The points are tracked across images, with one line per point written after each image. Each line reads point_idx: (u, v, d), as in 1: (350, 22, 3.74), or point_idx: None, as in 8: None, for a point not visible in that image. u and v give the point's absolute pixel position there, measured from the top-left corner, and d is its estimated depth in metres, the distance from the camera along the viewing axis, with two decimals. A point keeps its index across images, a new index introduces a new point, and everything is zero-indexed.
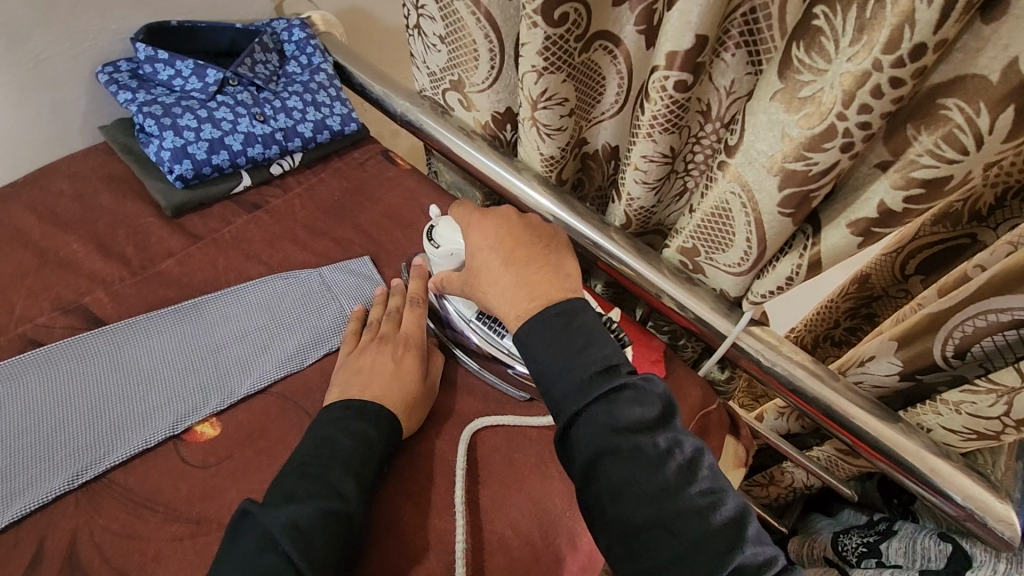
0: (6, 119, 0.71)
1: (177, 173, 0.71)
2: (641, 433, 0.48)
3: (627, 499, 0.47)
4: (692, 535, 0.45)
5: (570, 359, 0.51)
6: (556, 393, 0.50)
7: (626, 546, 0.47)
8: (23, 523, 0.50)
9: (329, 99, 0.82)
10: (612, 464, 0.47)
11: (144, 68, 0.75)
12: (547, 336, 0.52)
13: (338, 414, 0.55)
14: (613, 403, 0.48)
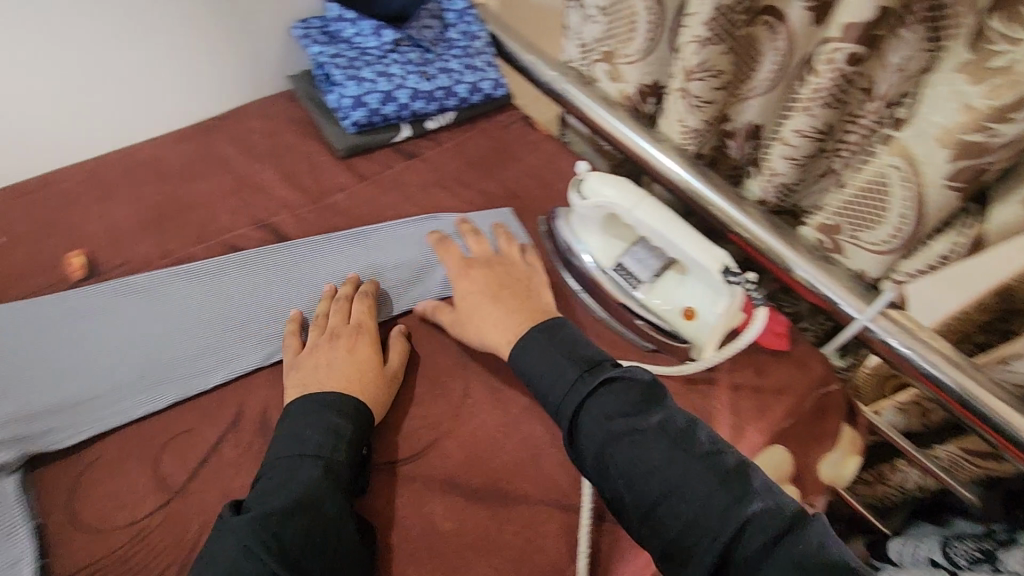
0: (219, 64, 0.84)
1: (353, 119, 0.81)
2: (635, 416, 0.52)
3: (637, 478, 0.50)
4: (700, 492, 0.48)
5: (560, 365, 0.56)
6: (555, 396, 0.55)
7: (644, 520, 0.49)
8: (228, 387, 0.61)
9: (484, 64, 0.89)
10: (615, 451, 0.51)
11: (332, 26, 0.84)
12: (537, 347, 0.58)
13: (308, 406, 0.54)
14: (603, 398, 0.53)
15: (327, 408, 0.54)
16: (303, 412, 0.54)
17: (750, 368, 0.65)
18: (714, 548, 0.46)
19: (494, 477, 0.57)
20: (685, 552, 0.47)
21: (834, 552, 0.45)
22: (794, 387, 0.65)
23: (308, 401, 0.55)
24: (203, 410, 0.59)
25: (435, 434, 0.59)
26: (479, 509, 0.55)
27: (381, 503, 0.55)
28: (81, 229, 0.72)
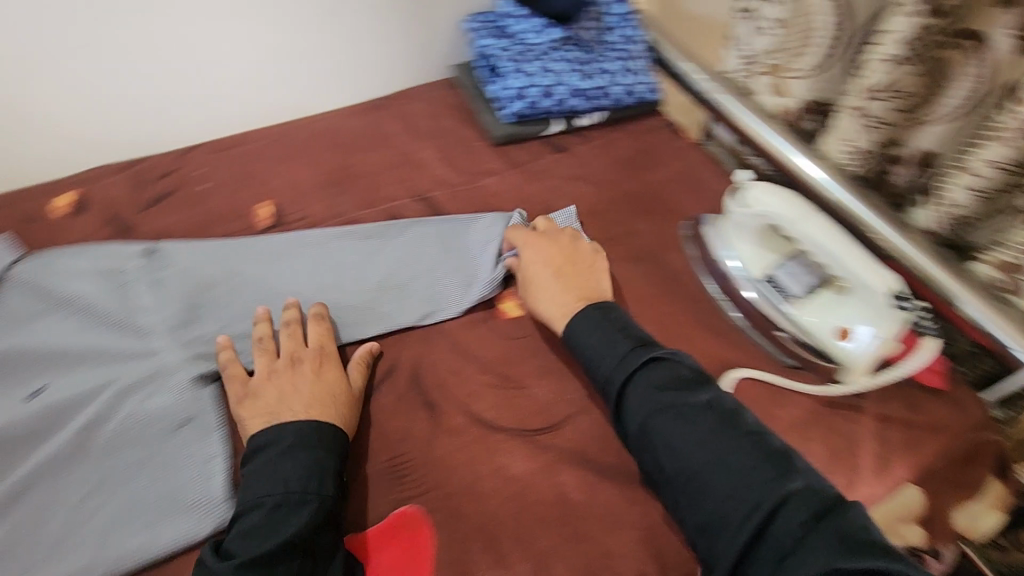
0: (396, 48, 0.92)
1: (512, 109, 0.85)
2: (683, 392, 0.54)
3: (680, 449, 0.51)
4: (746, 463, 0.50)
5: (611, 338, 0.58)
6: (606, 367, 0.57)
7: (683, 490, 0.50)
8: (385, 340, 0.67)
9: (640, 69, 0.91)
10: (661, 422, 0.53)
11: (503, 21, 0.89)
12: (592, 320, 0.60)
13: (287, 435, 0.53)
14: (652, 373, 0.55)
15: (309, 439, 0.53)
16: (283, 441, 0.53)
17: (900, 400, 0.63)
18: (750, 521, 0.46)
19: (626, 460, 0.59)
20: (720, 525, 0.48)
21: (876, 536, 0.45)
22: (948, 426, 0.61)
23: (286, 429, 0.54)
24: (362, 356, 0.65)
25: (571, 411, 0.61)
26: (609, 488, 0.57)
27: (517, 465, 0.57)
28: (268, 181, 0.81)
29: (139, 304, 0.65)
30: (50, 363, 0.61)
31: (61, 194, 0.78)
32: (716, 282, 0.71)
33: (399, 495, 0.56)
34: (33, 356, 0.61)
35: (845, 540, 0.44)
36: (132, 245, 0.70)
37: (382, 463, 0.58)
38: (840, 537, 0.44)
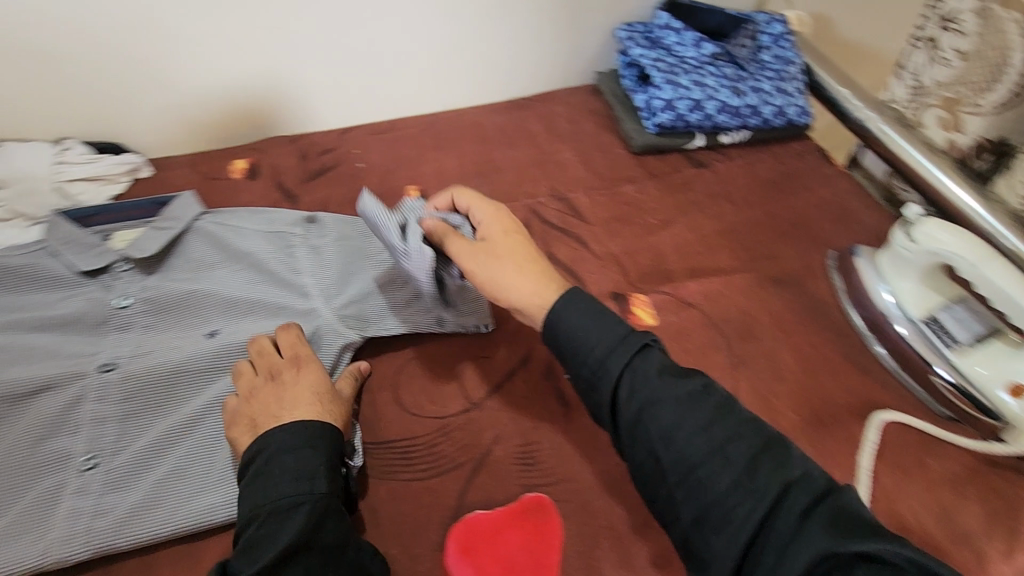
0: (546, 50, 0.95)
1: (658, 120, 0.85)
2: (679, 385, 0.49)
3: (677, 442, 0.47)
4: (745, 457, 0.46)
5: (597, 325, 0.52)
6: (596, 354, 0.50)
7: (682, 484, 0.46)
8: (521, 330, 0.68)
9: (794, 90, 0.88)
10: (658, 414, 0.48)
11: (656, 32, 0.90)
12: (581, 302, 0.53)
13: (275, 442, 0.50)
14: (645, 361, 0.50)
15: (298, 439, 0.50)
16: (270, 448, 0.50)
17: None
18: (755, 513, 0.43)
19: None
20: (724, 520, 0.44)
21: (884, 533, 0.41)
22: None
23: (273, 435, 0.51)
24: (498, 342, 0.68)
25: None
26: None
27: None
28: (419, 168, 0.86)
29: (298, 266, 0.71)
30: (223, 309, 0.67)
31: (238, 159, 0.86)
32: (864, 314, 0.68)
33: (532, 481, 0.57)
34: (210, 300, 0.67)
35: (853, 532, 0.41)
36: (291, 213, 0.75)
37: (512, 448, 0.59)
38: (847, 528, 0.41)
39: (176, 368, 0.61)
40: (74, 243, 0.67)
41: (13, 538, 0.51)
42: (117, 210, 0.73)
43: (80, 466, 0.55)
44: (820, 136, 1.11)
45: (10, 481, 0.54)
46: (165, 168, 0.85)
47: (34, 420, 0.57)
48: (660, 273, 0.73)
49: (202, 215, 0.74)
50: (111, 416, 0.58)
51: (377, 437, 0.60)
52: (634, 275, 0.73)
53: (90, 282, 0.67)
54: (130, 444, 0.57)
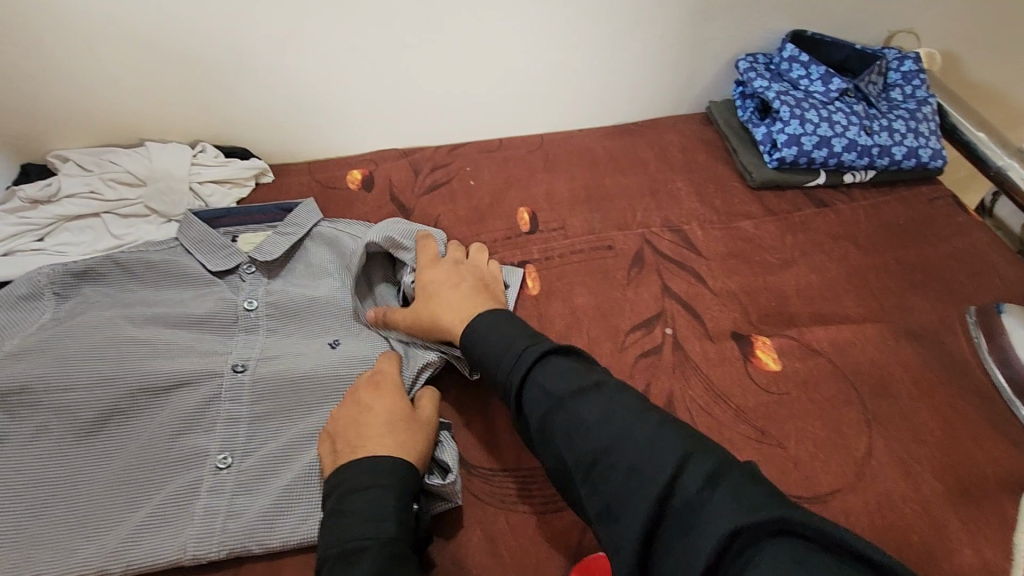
0: (661, 77, 0.93)
1: (779, 155, 0.82)
2: (576, 382, 0.50)
3: (577, 442, 0.47)
4: (638, 442, 0.45)
5: (504, 336, 0.56)
6: (504, 359, 0.54)
7: (586, 480, 0.46)
8: (638, 364, 0.66)
9: (928, 132, 0.84)
10: (558, 417, 0.49)
11: (780, 65, 0.88)
12: (490, 316, 0.59)
13: (349, 479, 0.50)
14: (546, 368, 0.52)
15: (371, 473, 0.50)
16: (343, 485, 0.49)
17: None
18: (647, 497, 0.42)
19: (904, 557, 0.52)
20: (622, 507, 0.43)
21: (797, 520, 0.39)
22: None
23: (347, 470, 0.50)
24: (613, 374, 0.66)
25: (837, 485, 0.56)
26: None
27: None
28: (529, 189, 0.86)
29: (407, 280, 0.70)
30: (342, 317, 0.68)
31: (354, 170, 0.88)
32: (1007, 373, 0.64)
33: None
34: (330, 308, 0.69)
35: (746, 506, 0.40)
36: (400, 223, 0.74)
37: None
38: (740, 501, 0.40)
39: (303, 375, 0.63)
40: (207, 243, 0.71)
41: (152, 531, 0.52)
42: (243, 214, 0.77)
43: (215, 466, 0.56)
44: (947, 180, 1.06)
45: (149, 473, 0.55)
46: (285, 175, 0.88)
47: (173, 415, 0.59)
48: (783, 315, 0.71)
49: (320, 220, 0.76)
50: (244, 417, 0.60)
51: (494, 463, 0.59)
52: (755, 315, 0.71)
53: (222, 282, 0.70)
54: (262, 447, 0.58)
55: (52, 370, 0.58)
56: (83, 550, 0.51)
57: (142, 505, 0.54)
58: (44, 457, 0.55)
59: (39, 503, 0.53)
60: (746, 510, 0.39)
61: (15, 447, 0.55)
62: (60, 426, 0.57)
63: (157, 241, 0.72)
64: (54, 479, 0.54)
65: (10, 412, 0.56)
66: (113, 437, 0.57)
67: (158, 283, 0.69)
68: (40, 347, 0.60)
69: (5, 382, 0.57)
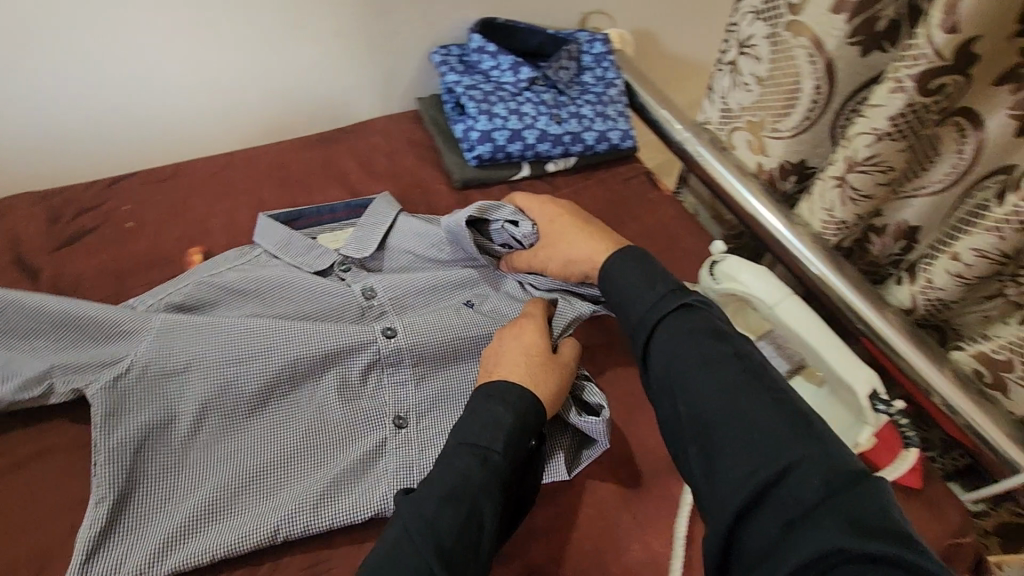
0: (356, 76, 0.86)
1: (477, 153, 0.79)
2: (719, 340, 0.52)
3: (700, 395, 0.49)
4: (762, 419, 0.46)
5: (645, 282, 0.57)
6: (639, 309, 0.56)
7: (698, 440, 0.48)
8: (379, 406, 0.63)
9: (615, 114, 0.86)
10: (685, 364, 0.51)
11: (471, 56, 0.84)
12: (632, 261, 0.59)
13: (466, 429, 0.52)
14: (683, 318, 0.54)
15: (503, 396, 0.54)
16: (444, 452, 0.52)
17: None
18: (753, 479, 0.43)
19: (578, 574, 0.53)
20: (728, 476, 0.45)
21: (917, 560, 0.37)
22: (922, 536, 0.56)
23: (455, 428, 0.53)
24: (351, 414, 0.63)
25: None
26: None
27: None
28: (205, 221, 0.74)
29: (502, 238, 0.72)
30: (459, 282, 0.70)
31: None
32: None
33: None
34: (453, 284, 0.70)
35: (865, 531, 0.39)
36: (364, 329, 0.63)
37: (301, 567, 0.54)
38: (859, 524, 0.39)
39: (457, 335, 0.64)
40: (294, 246, 0.69)
41: (335, 494, 0.56)
42: (314, 214, 0.74)
43: (395, 426, 0.61)
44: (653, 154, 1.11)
45: (323, 439, 0.60)
46: None
47: (335, 385, 0.62)
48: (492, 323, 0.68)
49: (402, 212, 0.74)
50: (408, 377, 0.64)
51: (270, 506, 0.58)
52: None
53: (324, 277, 0.69)
54: (430, 408, 0.63)
55: (201, 348, 0.59)
56: (278, 513, 0.54)
57: (323, 471, 0.58)
58: (216, 435, 0.58)
59: (221, 476, 0.56)
60: (856, 532, 0.39)
61: (188, 428, 0.57)
62: (225, 403, 0.59)
63: (232, 251, 0.70)
64: (233, 453, 0.57)
65: (174, 391, 0.58)
66: (277, 410, 0.60)
67: (260, 284, 0.66)
68: (172, 329, 0.59)
69: (162, 362, 0.58)
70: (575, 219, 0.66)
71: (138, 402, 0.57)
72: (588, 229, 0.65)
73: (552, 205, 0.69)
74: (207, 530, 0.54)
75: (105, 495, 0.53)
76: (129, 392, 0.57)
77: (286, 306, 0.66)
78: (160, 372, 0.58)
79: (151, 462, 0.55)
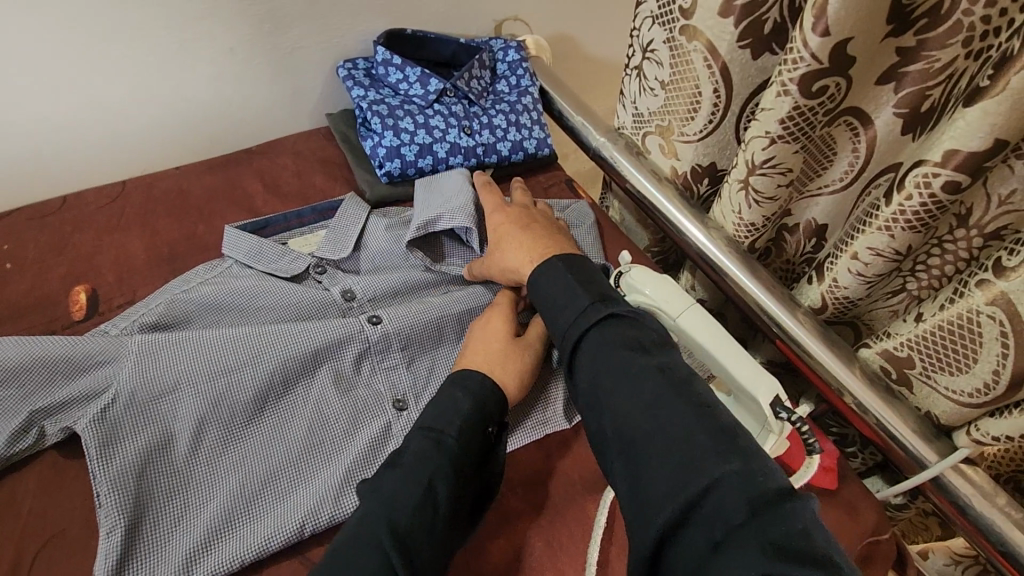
0: (258, 94, 0.82)
1: (386, 169, 0.76)
2: (641, 352, 0.49)
3: (625, 409, 0.47)
4: (685, 430, 0.44)
5: (570, 292, 0.55)
6: (564, 322, 0.54)
7: (624, 454, 0.46)
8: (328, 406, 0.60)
9: (530, 122, 0.84)
10: (610, 376, 0.49)
11: (378, 69, 0.82)
12: (557, 275, 0.57)
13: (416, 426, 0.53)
14: (608, 328, 0.51)
15: (465, 382, 0.55)
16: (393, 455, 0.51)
17: None
18: (675, 500, 0.41)
19: None
20: (654, 489, 0.42)
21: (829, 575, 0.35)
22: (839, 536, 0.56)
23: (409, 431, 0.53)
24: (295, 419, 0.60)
25: None
26: None
27: None
28: (92, 257, 0.69)
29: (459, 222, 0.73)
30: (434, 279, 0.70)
31: None
32: None
33: None
34: (429, 280, 0.69)
35: (779, 544, 0.37)
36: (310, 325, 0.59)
37: None
38: (773, 539, 0.37)
39: (440, 320, 0.64)
40: (267, 254, 0.68)
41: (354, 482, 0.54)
42: (281, 223, 0.73)
43: (396, 410, 0.60)
44: (579, 158, 1.10)
45: (332, 429, 0.57)
46: None
47: (332, 378, 0.59)
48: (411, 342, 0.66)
49: (372, 211, 0.74)
50: (399, 361, 0.62)
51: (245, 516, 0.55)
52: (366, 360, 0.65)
53: (300, 284, 0.67)
54: (425, 389, 0.62)
55: (190, 363, 0.55)
56: (302, 509, 0.52)
57: (341, 460, 0.55)
58: (221, 448, 0.54)
59: (237, 483, 0.53)
60: (778, 555, 0.36)
61: (189, 446, 0.53)
62: (225, 414, 0.55)
63: (199, 267, 0.68)
64: (240, 462, 0.54)
65: (168, 411, 0.54)
66: (278, 414, 0.57)
67: (235, 298, 0.64)
68: (155, 348, 0.55)
69: (147, 385, 0.54)
70: (518, 226, 0.66)
71: (130, 428, 0.52)
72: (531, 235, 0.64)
73: (500, 214, 0.68)
74: (238, 535, 0.51)
75: (116, 525, 0.48)
76: (120, 420, 0.52)
77: (266, 313, 0.64)
78: (148, 394, 0.54)
79: (153, 488, 0.51)
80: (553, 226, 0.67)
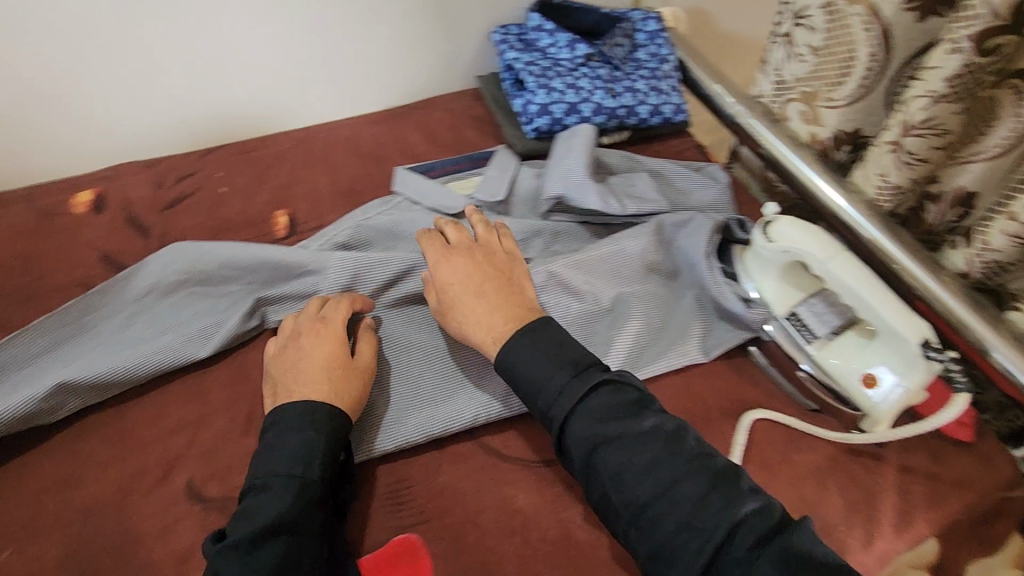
0: (420, 56, 0.92)
1: (535, 125, 0.83)
2: (631, 420, 0.51)
3: (628, 478, 0.49)
4: (690, 496, 0.47)
5: (548, 363, 0.54)
6: (548, 396, 0.53)
7: (634, 520, 0.48)
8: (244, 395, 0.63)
9: (668, 88, 0.88)
10: (606, 452, 0.50)
11: (530, 35, 0.89)
12: (529, 341, 0.55)
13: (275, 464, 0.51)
14: (593, 398, 0.52)
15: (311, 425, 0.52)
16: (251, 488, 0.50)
17: (925, 452, 0.59)
18: (700, 553, 0.45)
19: None
20: (675, 549, 0.46)
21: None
22: (976, 484, 0.58)
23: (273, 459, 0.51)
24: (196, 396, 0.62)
25: None
26: None
27: (528, 496, 0.57)
28: (286, 188, 0.81)
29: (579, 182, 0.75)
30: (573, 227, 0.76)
31: (83, 190, 0.78)
32: None
33: (488, 480, 0.58)
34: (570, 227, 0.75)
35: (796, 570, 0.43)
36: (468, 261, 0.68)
37: (386, 484, 0.57)
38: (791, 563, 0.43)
39: None
40: (430, 192, 0.76)
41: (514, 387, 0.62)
42: (440, 167, 0.82)
43: None
44: (702, 132, 1.14)
45: None
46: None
47: None
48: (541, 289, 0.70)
49: (519, 163, 0.82)
50: None
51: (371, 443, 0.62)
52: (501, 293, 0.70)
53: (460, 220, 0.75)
54: None
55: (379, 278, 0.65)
56: (474, 403, 0.60)
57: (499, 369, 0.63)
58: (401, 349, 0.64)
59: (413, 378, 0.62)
60: None
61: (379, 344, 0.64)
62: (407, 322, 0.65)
63: (372, 202, 0.76)
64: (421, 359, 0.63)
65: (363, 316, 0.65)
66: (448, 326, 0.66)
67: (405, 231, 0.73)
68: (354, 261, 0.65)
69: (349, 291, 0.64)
70: (470, 276, 0.61)
71: None
72: (481, 290, 0.59)
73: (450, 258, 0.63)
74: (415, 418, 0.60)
75: None
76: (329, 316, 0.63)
77: None
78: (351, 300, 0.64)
79: None
80: (504, 273, 0.62)
